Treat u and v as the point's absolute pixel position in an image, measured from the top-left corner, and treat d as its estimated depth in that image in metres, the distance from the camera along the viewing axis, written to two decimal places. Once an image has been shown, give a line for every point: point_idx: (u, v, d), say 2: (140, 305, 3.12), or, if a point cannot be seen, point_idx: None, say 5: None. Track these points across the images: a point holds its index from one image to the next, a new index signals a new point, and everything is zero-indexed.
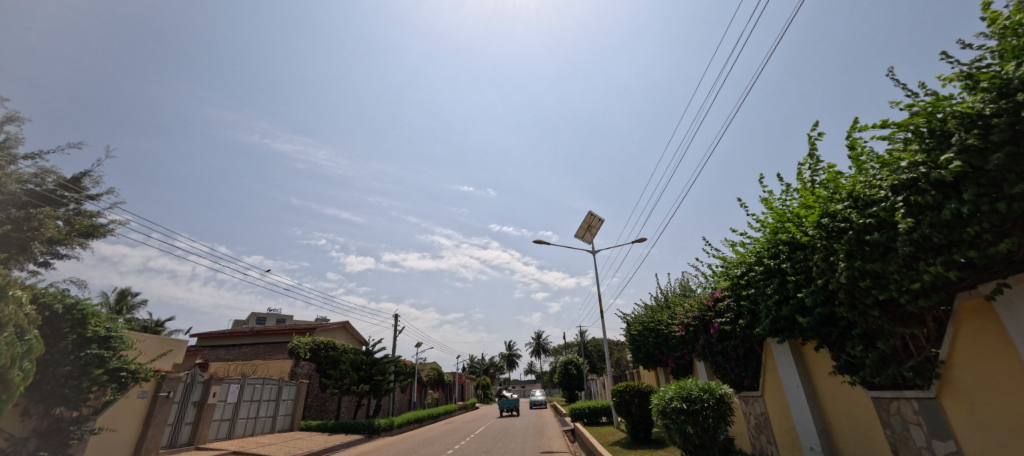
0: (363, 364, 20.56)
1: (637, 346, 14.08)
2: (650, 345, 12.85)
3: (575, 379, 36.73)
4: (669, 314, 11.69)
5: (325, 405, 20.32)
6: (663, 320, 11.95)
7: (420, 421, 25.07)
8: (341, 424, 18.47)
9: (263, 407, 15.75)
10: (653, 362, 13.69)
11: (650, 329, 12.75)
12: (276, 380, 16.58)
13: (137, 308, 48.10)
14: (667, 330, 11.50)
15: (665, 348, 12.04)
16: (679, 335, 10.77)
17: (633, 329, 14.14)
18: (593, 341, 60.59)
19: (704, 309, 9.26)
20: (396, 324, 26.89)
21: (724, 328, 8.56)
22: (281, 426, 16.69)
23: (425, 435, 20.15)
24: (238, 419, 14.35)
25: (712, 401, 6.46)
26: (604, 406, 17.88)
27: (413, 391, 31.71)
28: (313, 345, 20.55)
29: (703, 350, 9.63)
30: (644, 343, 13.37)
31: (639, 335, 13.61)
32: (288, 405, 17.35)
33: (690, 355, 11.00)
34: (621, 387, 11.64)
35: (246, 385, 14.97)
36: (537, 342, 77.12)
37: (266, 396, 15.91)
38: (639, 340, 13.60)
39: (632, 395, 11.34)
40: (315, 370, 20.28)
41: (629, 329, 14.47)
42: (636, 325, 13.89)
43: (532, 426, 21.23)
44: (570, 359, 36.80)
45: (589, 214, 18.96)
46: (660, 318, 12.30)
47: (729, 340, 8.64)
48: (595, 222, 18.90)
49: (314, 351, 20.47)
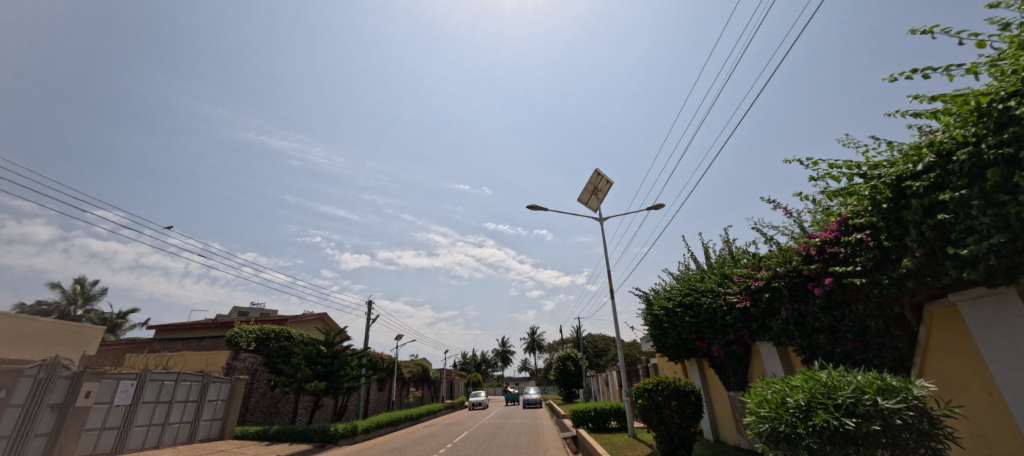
0: (321, 357, 16.98)
1: (659, 332, 10.67)
2: (683, 327, 9.46)
3: (573, 375, 33.49)
4: (719, 282, 8.32)
5: (276, 406, 16.95)
6: (706, 291, 8.60)
7: (395, 424, 21.58)
8: (287, 430, 14.82)
9: (177, 411, 12.18)
10: (686, 351, 10.31)
11: (684, 307, 9.36)
12: (200, 375, 13.04)
13: (99, 298, 44.46)
14: (716, 303, 8.12)
15: (708, 330, 8.65)
16: (738, 309, 7.38)
17: (653, 309, 10.73)
18: (590, 336, 57.38)
19: (793, 261, 5.89)
20: (369, 312, 23.42)
21: (842, 286, 5.16)
22: (205, 435, 13.09)
23: (397, 442, 16.71)
24: (133, 427, 10.79)
25: (905, 417, 3.00)
26: (613, 408, 14.44)
27: (392, 389, 28.26)
28: (261, 333, 17.00)
29: (789, 327, 6.23)
30: (672, 327, 9.97)
31: (665, 317, 10.21)
32: (218, 407, 13.78)
33: (751, 338, 7.59)
34: (647, 383, 8.19)
35: (149, 382, 11.42)
36: (531, 338, 73.96)
37: (181, 397, 12.31)
38: (663, 323, 10.22)
39: (668, 397, 7.86)
40: (263, 364, 16.72)
41: (650, 309, 11.06)
42: (659, 304, 10.50)
43: (525, 431, 17.80)
44: (568, 354, 33.46)
45: (595, 173, 15.55)
46: (699, 290, 8.95)
47: (847, 305, 5.24)
48: (602, 183, 15.48)
49: (260, 340, 16.92)
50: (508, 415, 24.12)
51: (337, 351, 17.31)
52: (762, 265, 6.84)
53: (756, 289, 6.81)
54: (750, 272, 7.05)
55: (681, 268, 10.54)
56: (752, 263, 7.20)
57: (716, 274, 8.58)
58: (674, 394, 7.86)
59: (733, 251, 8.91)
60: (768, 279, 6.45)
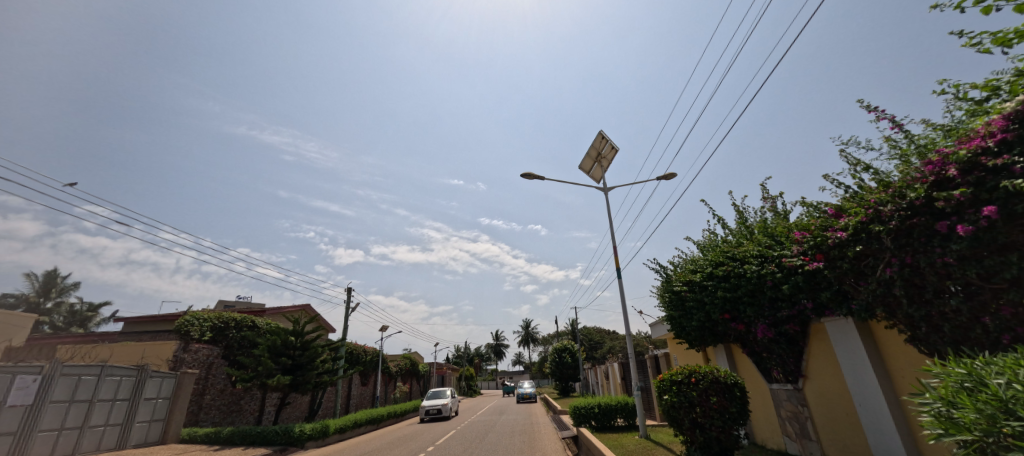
0: (288, 349, 14.88)
1: (679, 313, 8.85)
2: (713, 303, 7.62)
3: (569, 368, 31.91)
4: (767, 244, 6.46)
5: (238, 404, 15.05)
6: (747, 256, 6.75)
7: (377, 423, 19.63)
8: (243, 432, 12.79)
9: (101, 412, 10.19)
10: (714, 334, 8.48)
11: (715, 277, 7.53)
12: (133, 370, 11.06)
13: (71, 291, 42.26)
14: (764, 270, 6.26)
15: (752, 305, 6.81)
16: (800, 274, 5.55)
17: (674, 285, 8.89)
18: (586, 329, 55.91)
19: (909, 194, 4.06)
20: (349, 300, 21.46)
21: (1010, 219, 3.38)
22: (139, 439, 11.13)
23: (376, 443, 14.82)
24: (37, 433, 8.82)
25: None
26: (620, 404, 12.53)
27: (376, 383, 26.31)
28: (219, 323, 14.90)
29: (892, 293, 4.42)
30: (697, 303, 8.16)
31: (689, 294, 8.36)
32: (160, 407, 11.84)
33: (816, 313, 5.80)
34: (676, 374, 6.36)
35: (60, 378, 9.39)
36: (525, 331, 72.40)
37: (105, 394, 10.31)
38: (687, 302, 8.36)
39: (706, 391, 6.00)
40: (221, 357, 14.72)
41: (668, 285, 9.22)
42: (681, 279, 8.65)
43: (520, 430, 15.92)
44: (565, 346, 31.86)
45: (599, 137, 13.64)
46: (736, 256, 7.11)
47: (1014, 248, 3.46)
48: (607, 148, 13.62)
49: (218, 330, 14.83)
50: (501, 411, 22.28)
51: (307, 341, 15.21)
52: (843, 211, 5.01)
53: (835, 243, 4.98)
54: (823, 223, 5.21)
55: (707, 235, 8.68)
56: (823, 212, 5.35)
57: (762, 235, 6.72)
58: (714, 387, 5.99)
59: (779, 205, 7.08)
60: (860, 228, 4.62)
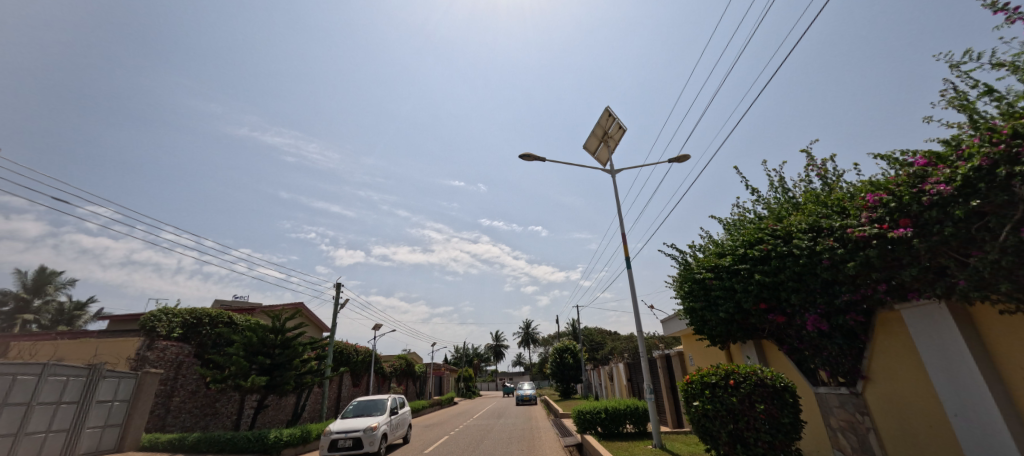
0: (266, 347, 13.64)
1: (701, 304, 7.61)
2: (746, 291, 6.41)
3: (571, 369, 30.79)
4: (819, 216, 5.29)
5: (213, 407, 13.90)
6: (794, 231, 5.55)
7: None
8: (211, 439, 11.58)
9: (42, 416, 8.98)
10: (745, 328, 7.28)
11: (748, 258, 6.34)
12: (83, 370, 9.87)
13: (61, 288, 41.22)
14: (818, 247, 5.08)
15: (799, 290, 5.60)
16: (872, 247, 4.38)
17: (696, 272, 7.66)
18: (588, 330, 54.76)
19: None
20: (338, 296, 20.24)
21: None
22: (89, 448, 9.92)
23: None
24: None
25: None
26: (628, 408, 11.26)
27: (368, 384, 25.14)
28: (190, 318, 13.71)
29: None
30: (725, 291, 6.93)
31: (715, 282, 7.15)
32: (116, 411, 10.64)
33: (891, 298, 4.60)
34: (710, 376, 5.14)
35: None
36: (526, 331, 71.30)
37: (47, 397, 9.10)
38: (712, 290, 7.12)
39: (750, 396, 4.74)
40: (193, 355, 13.54)
41: (687, 274, 7.99)
42: (705, 263, 7.43)
43: (518, 435, 14.71)
44: (567, 346, 30.86)
45: (605, 115, 12.42)
46: (776, 232, 5.93)
47: None
48: (614, 127, 12.42)
49: (189, 327, 13.66)
50: (499, 414, 21.06)
51: (288, 339, 13.98)
52: (943, 161, 3.85)
53: (929, 203, 3.82)
54: (909, 179, 4.04)
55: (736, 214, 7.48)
56: (905, 167, 4.21)
57: (812, 205, 5.53)
58: (760, 392, 4.73)
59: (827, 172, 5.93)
60: (975, 178, 3.46)
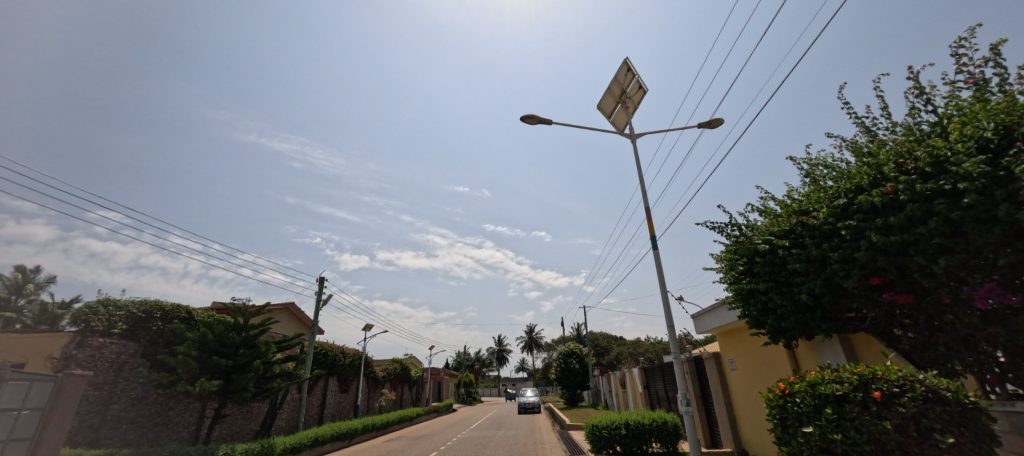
0: (224, 345, 11.61)
1: (766, 286, 5.58)
2: (848, 259, 4.46)
3: (578, 374, 28.71)
4: (996, 127, 3.42)
5: (164, 415, 12.01)
6: (948, 157, 3.65)
7: (349, 437, 16.52)
8: None
9: None
10: (831, 315, 5.27)
11: (855, 212, 4.37)
12: None
13: (42, 288, 39.09)
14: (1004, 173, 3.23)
15: (953, 250, 3.66)
16: None
17: (759, 242, 5.66)
18: (594, 334, 52.60)
19: None
20: (321, 291, 18.25)
21: None
22: None
23: None
24: None
25: None
26: (652, 422, 9.11)
27: (358, 390, 23.11)
28: (138, 312, 11.76)
29: None
30: (811, 264, 4.92)
31: (791, 254, 5.16)
32: (24, 423, 8.65)
33: None
34: (831, 385, 3.21)
35: None
36: (530, 335, 69.10)
37: None
38: (789, 264, 5.11)
39: (920, 422, 2.82)
40: (140, 356, 11.60)
41: (742, 248, 5.98)
42: (774, 229, 5.43)
43: (519, 451, 12.69)
44: (573, 349, 28.89)
45: (623, 69, 10.31)
46: (907, 168, 4.00)
47: None
48: (633, 85, 10.40)
49: (136, 322, 11.70)
50: (499, 424, 19.04)
51: (250, 337, 11.99)
52: None
53: None
54: None
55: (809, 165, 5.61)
56: None
57: (972, 116, 3.64)
58: (936, 413, 2.81)
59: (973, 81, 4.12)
60: None
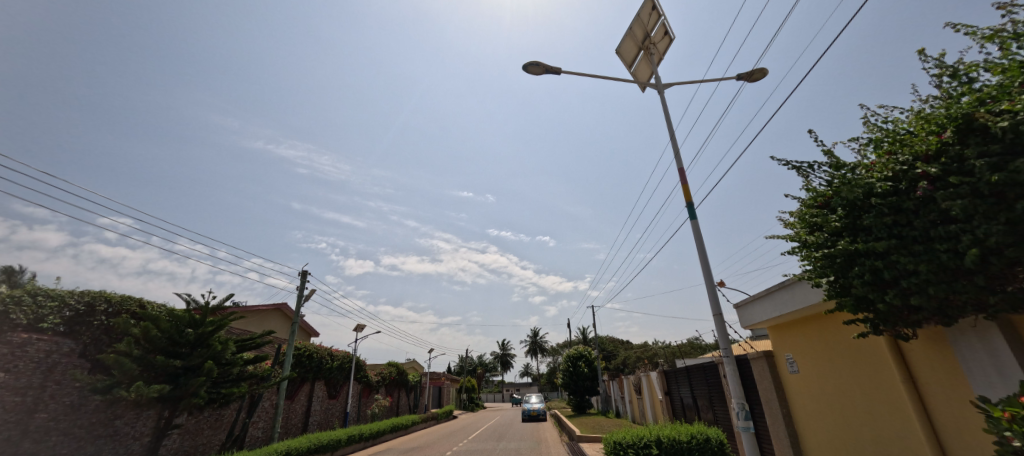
0: (174, 344, 9.89)
1: (885, 245, 3.71)
2: None
3: (586, 380, 26.72)
4: None
5: (108, 425, 10.29)
6: None
7: (332, 448, 14.75)
8: None
9: None
10: (998, 286, 3.44)
11: None
12: None
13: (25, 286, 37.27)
14: None
15: None
16: None
17: (876, 181, 3.81)
18: (602, 338, 50.32)
19: None
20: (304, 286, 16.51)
21: None
22: None
23: None
24: None
25: None
26: (689, 439, 7.27)
27: (347, 395, 21.23)
28: (78, 305, 10.02)
29: None
30: (982, 202, 3.12)
31: (940, 189, 3.33)
32: None
33: None
34: None
35: None
36: (535, 339, 66.89)
37: None
38: (941, 202, 3.26)
39: None
40: (78, 356, 9.88)
41: (841, 194, 4.14)
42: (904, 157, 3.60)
43: None
44: (582, 352, 26.90)
45: (647, 8, 8.54)
46: None
47: None
48: (658, 27, 8.61)
49: (75, 316, 9.97)
50: (501, 434, 17.21)
51: (208, 334, 10.30)
52: None
53: None
54: None
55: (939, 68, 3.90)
56: None
57: None
58: None
59: None
60: None
